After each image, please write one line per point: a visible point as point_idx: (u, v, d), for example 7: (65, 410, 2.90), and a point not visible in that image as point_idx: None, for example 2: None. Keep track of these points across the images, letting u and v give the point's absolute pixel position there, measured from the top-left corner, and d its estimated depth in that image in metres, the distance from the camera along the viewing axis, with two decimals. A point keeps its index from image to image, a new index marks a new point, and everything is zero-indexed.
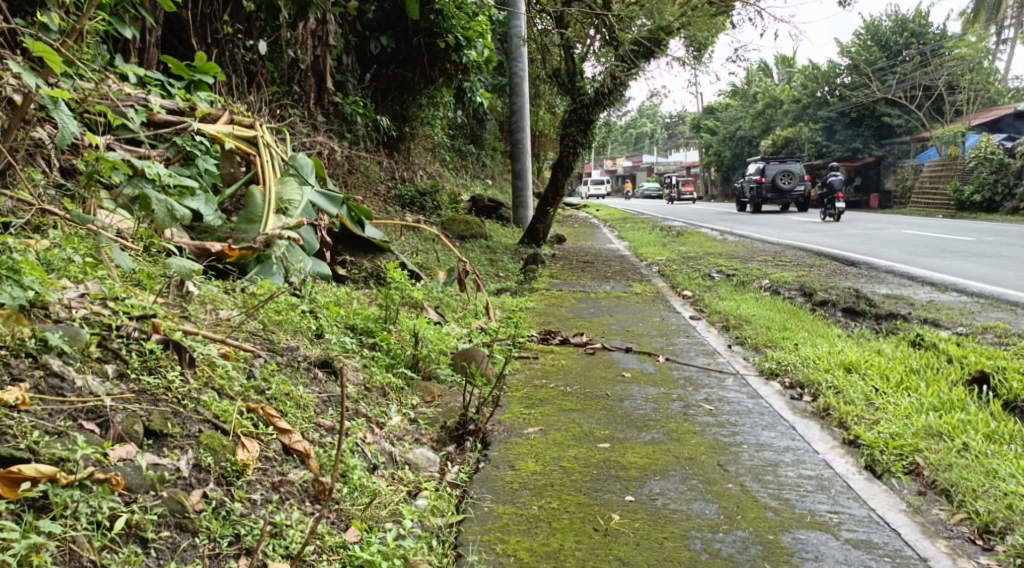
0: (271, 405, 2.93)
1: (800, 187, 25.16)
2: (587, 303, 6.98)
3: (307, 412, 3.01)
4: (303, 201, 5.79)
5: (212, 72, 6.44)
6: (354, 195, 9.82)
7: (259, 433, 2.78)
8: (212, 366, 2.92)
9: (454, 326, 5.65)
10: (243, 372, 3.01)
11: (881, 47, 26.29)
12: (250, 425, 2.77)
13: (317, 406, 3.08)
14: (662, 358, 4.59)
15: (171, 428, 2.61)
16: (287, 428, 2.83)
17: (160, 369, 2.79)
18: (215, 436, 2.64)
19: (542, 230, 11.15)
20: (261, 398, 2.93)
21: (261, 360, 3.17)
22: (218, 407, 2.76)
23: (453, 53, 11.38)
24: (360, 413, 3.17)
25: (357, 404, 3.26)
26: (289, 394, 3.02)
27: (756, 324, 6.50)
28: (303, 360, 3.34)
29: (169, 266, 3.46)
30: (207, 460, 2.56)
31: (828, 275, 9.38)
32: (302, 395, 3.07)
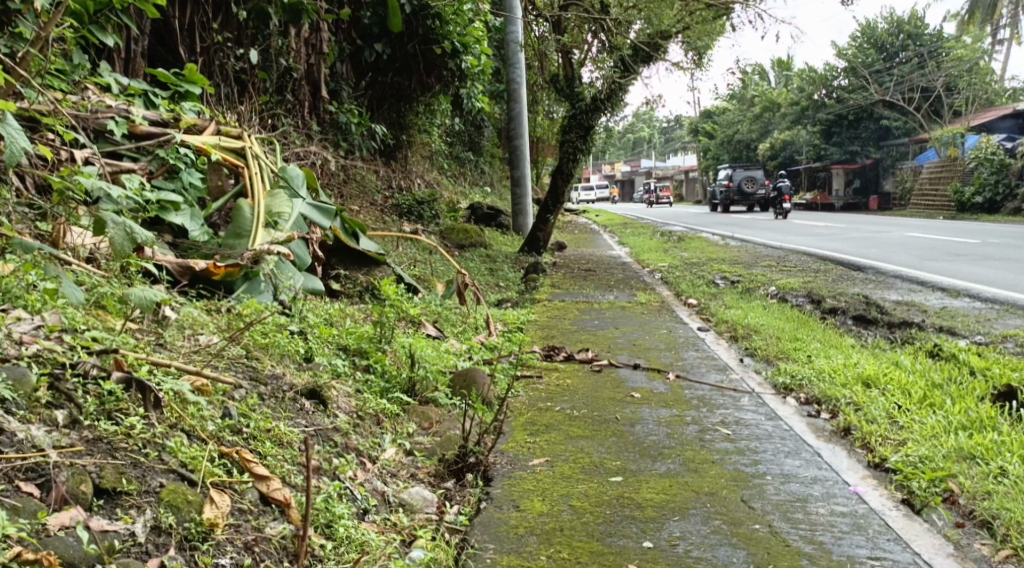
0: (248, 446, 2.67)
1: (761, 191, 27.78)
2: (591, 314, 6.74)
3: (291, 450, 2.76)
4: (294, 214, 5.56)
5: (199, 83, 6.23)
6: (349, 205, 9.60)
7: (231, 483, 2.50)
8: (182, 404, 2.68)
9: (452, 342, 5.42)
10: (219, 409, 2.76)
11: (878, 49, 26.05)
12: (221, 473, 2.51)
13: (304, 441, 2.83)
14: (673, 375, 4.35)
15: (127, 484, 2.33)
16: (265, 474, 2.53)
17: (119, 414, 2.53)
18: (178, 491, 2.37)
19: (542, 238, 10.91)
20: (239, 438, 2.69)
21: (242, 392, 2.93)
22: (186, 453, 2.51)
23: (450, 59, 11.18)
24: (351, 448, 2.93)
25: (348, 436, 3.02)
26: (270, 431, 2.77)
27: (765, 334, 6.26)
28: (289, 391, 3.10)
29: (133, 296, 3.19)
30: (168, 521, 2.29)
31: (836, 280, 9.15)
32: (287, 430, 2.83)
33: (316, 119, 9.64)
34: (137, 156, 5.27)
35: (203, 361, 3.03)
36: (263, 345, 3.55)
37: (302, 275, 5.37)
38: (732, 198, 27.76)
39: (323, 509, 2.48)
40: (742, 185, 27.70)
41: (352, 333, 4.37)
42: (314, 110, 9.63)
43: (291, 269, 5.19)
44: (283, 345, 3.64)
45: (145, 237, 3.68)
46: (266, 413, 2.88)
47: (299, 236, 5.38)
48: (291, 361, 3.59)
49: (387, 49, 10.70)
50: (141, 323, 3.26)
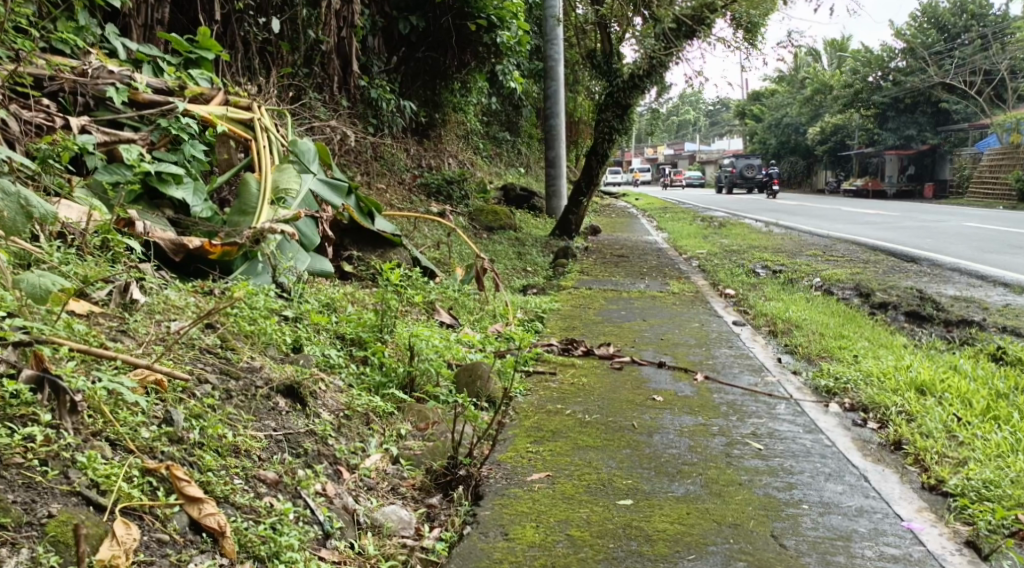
0: (183, 460, 2.35)
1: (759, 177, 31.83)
2: (618, 304, 6.34)
3: (245, 462, 2.45)
4: (303, 190, 5.26)
5: (213, 49, 5.94)
6: (376, 183, 9.31)
7: (151, 507, 2.18)
8: (114, 407, 2.37)
9: (468, 330, 5.09)
10: (158, 416, 2.43)
11: (939, 29, 24.95)
12: (139, 496, 2.17)
13: (268, 447, 2.56)
14: (700, 375, 3.95)
15: (5, 515, 1.99)
16: (196, 496, 2.22)
17: (21, 420, 2.21)
18: (70, 523, 2.04)
19: (576, 221, 10.51)
20: (178, 448, 2.37)
21: (202, 391, 2.62)
22: (100, 470, 2.18)
23: (486, 34, 10.77)
24: (324, 457, 2.66)
25: (322, 444, 2.72)
26: (219, 442, 2.45)
27: (807, 329, 5.84)
28: (262, 387, 2.79)
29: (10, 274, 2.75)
30: (49, 559, 1.96)
31: (885, 272, 8.63)
32: (248, 434, 2.55)
33: (345, 95, 9.32)
34: (138, 126, 4.99)
35: (159, 351, 2.72)
36: (245, 332, 3.28)
37: (309, 256, 5.06)
38: (737, 182, 30.91)
39: (267, 539, 2.25)
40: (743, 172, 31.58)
41: (351, 320, 4.06)
42: (343, 85, 9.31)
43: (296, 250, 4.88)
44: (263, 333, 3.33)
45: (42, 214, 3.29)
46: (222, 416, 2.55)
47: (307, 214, 5.07)
48: (272, 352, 3.27)
49: (420, 22, 10.31)
50: (106, 306, 2.96)
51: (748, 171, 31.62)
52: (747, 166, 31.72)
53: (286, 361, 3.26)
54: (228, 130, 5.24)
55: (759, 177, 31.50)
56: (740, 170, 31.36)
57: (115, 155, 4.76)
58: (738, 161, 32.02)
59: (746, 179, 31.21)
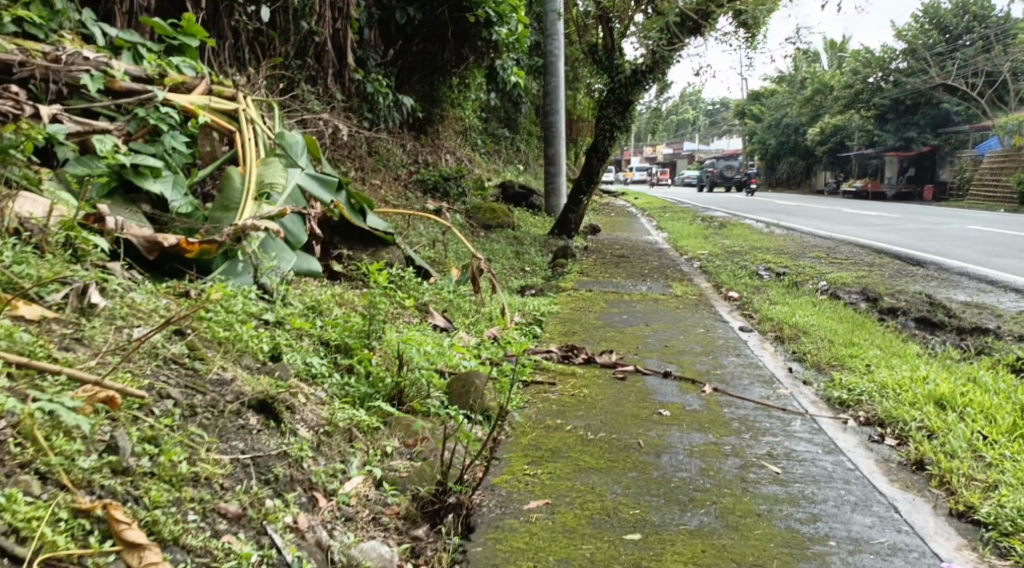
0: (126, 496, 2.10)
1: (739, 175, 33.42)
2: (620, 307, 6.10)
3: (201, 495, 2.21)
4: (290, 185, 5.01)
5: (198, 35, 5.71)
6: (370, 179, 9.07)
7: (83, 555, 1.93)
8: (49, 434, 2.12)
9: (462, 335, 4.85)
10: (102, 443, 2.18)
11: (941, 30, 24.72)
12: (69, 543, 1.93)
13: (232, 474, 2.33)
14: (708, 386, 3.71)
15: None
16: (138, 541, 1.98)
17: None
18: None
19: (575, 220, 10.27)
20: (121, 482, 2.12)
21: (159, 410, 2.38)
22: (25, 513, 1.93)
23: (484, 29, 10.52)
24: (297, 485, 2.42)
25: (294, 469, 2.47)
26: (171, 473, 2.20)
27: (815, 335, 5.62)
28: (231, 402, 2.55)
29: None
30: None
31: (892, 276, 8.40)
32: (209, 462, 2.31)
33: (339, 88, 9.05)
34: (114, 115, 4.77)
35: (114, 363, 2.48)
36: (218, 339, 3.05)
37: (295, 255, 4.81)
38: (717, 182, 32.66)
39: None
40: (724, 172, 33.23)
41: (337, 325, 3.81)
42: (338, 78, 9.05)
43: (280, 249, 4.62)
44: (237, 340, 3.08)
45: None
46: (178, 441, 2.31)
47: (293, 210, 4.82)
48: (247, 361, 3.02)
49: (418, 14, 10.04)
50: (61, 310, 2.74)
51: (729, 171, 33.17)
52: (729, 166, 33.19)
53: (262, 372, 3.02)
54: (210, 121, 4.99)
55: (739, 176, 33.06)
56: (721, 171, 33.05)
57: (88, 147, 4.53)
58: (720, 162, 33.63)
59: (728, 179, 32.43)
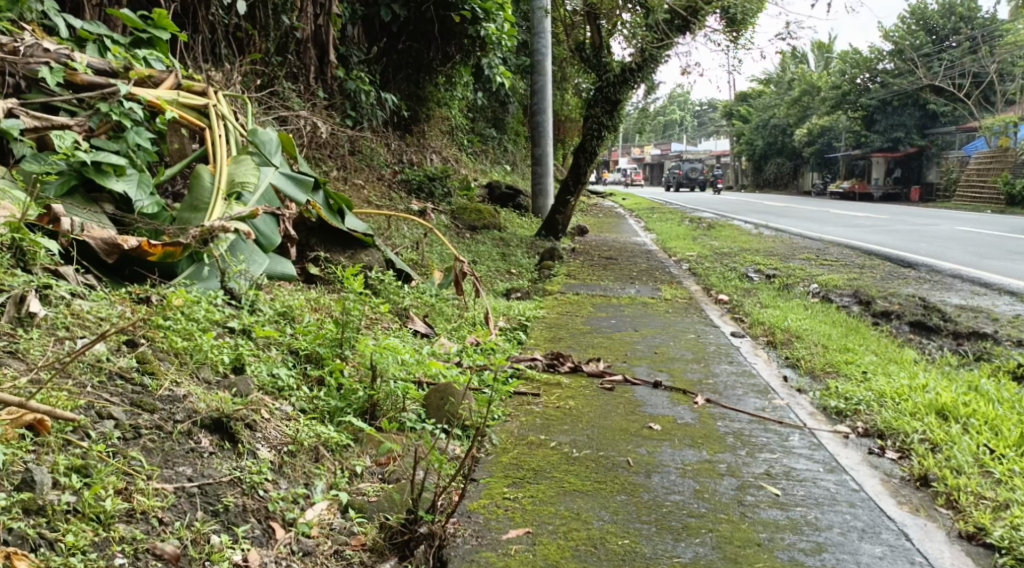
0: (39, 541, 1.92)
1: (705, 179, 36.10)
2: (608, 311, 5.91)
3: (133, 533, 2.03)
4: (262, 185, 4.79)
5: (168, 29, 5.48)
6: (352, 178, 8.85)
7: None
8: None
9: (443, 341, 4.64)
10: (16, 477, 2.00)
11: (928, 31, 24.67)
12: None
13: (174, 506, 2.14)
14: (701, 397, 3.51)
15: None
16: None
17: None
18: None
19: (562, 221, 10.08)
20: (33, 525, 1.94)
21: (90, 436, 2.21)
22: None
23: (470, 26, 10.30)
24: (247, 516, 2.23)
25: (245, 496, 2.28)
26: (94, 511, 2.02)
27: (809, 341, 5.45)
28: (179, 422, 2.38)
29: None
30: None
31: (885, 278, 8.25)
32: (148, 494, 2.13)
33: (322, 86, 8.83)
34: (74, 110, 4.56)
35: (50, 381, 2.31)
36: (176, 350, 2.87)
37: (267, 258, 4.60)
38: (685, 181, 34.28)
39: None
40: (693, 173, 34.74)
41: (307, 332, 3.59)
42: (321, 75, 8.82)
43: (251, 251, 4.40)
44: (196, 351, 2.89)
45: None
46: (112, 469, 2.14)
47: (265, 211, 4.61)
48: (205, 374, 2.82)
49: (403, 11, 9.82)
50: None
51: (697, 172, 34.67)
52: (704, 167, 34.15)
53: (222, 386, 2.81)
54: (178, 116, 4.78)
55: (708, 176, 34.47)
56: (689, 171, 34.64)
57: (47, 144, 4.33)
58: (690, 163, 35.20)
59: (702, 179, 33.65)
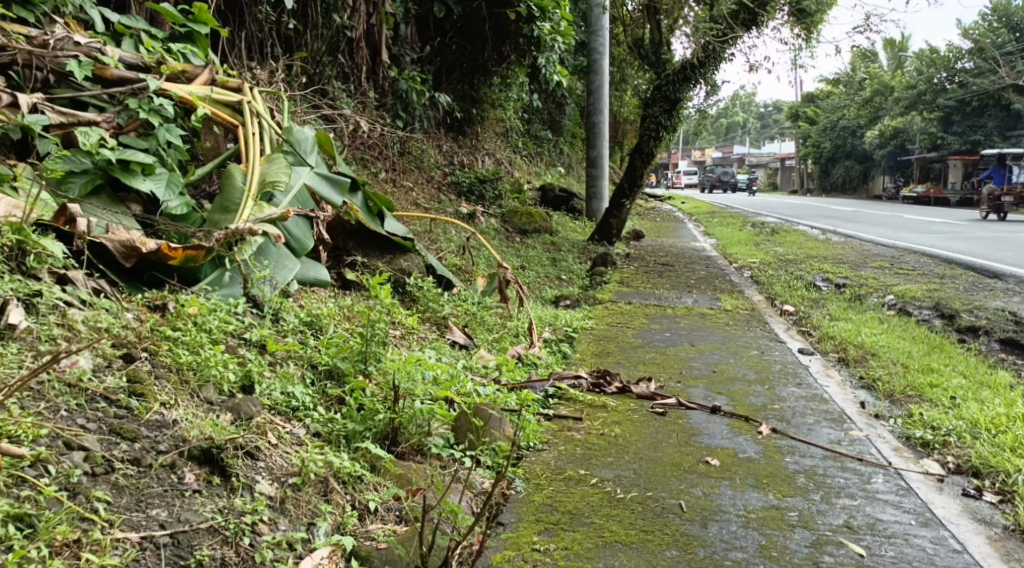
0: None
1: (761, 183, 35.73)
2: (662, 322, 5.53)
3: None
4: (295, 186, 4.57)
5: (210, 23, 5.20)
6: (401, 180, 8.61)
7: None
8: None
9: (486, 356, 4.35)
10: None
11: (1011, 29, 23.56)
12: None
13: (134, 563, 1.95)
14: (765, 426, 3.13)
15: None
16: None
17: None
18: None
19: (617, 225, 9.72)
20: None
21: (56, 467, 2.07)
22: None
23: (525, 24, 9.97)
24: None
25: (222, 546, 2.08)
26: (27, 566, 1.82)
27: (885, 360, 5.03)
28: (160, 454, 2.23)
29: None
30: None
31: (968, 291, 7.72)
32: (105, 547, 1.94)
33: (372, 86, 8.60)
34: (104, 106, 4.30)
35: (17, 405, 2.18)
36: (180, 365, 2.60)
37: (299, 263, 4.37)
38: None
39: None
40: None
41: (331, 346, 3.33)
42: (372, 75, 8.59)
43: (280, 256, 4.15)
44: (206, 365, 2.61)
45: None
46: (65, 516, 1.96)
47: (296, 213, 4.38)
48: (207, 394, 2.54)
49: (456, 9, 9.54)
50: None
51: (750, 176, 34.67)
52: None
53: (225, 409, 2.53)
54: (210, 114, 4.53)
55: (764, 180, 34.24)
56: None
57: (73, 141, 4.07)
58: None
59: None
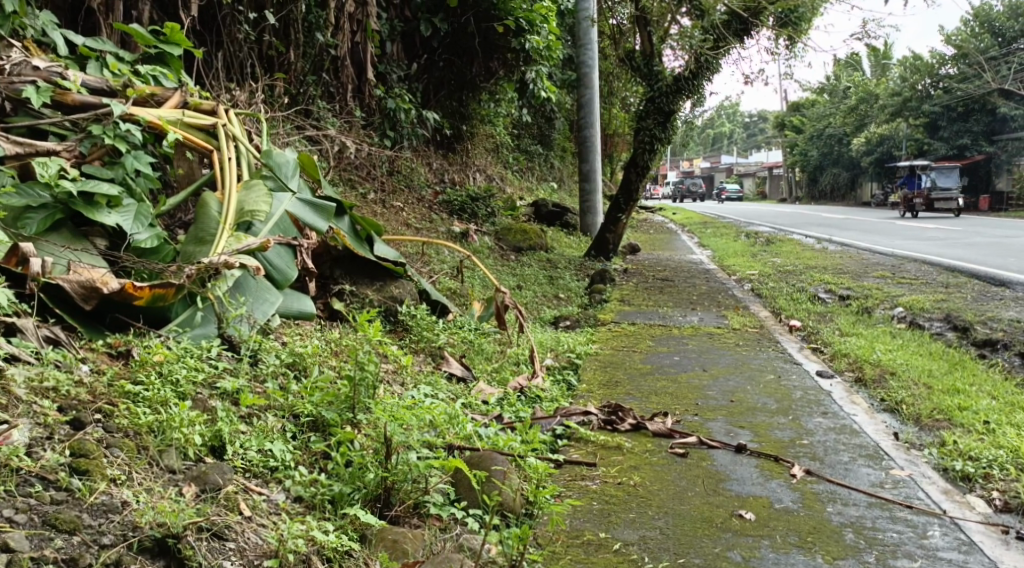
0: None
1: None
2: (670, 344, 5.23)
3: None
4: (275, 213, 4.27)
5: (181, 43, 4.88)
6: (390, 201, 8.31)
7: None
8: None
9: (487, 391, 4.04)
10: None
11: (995, 34, 23.43)
12: None
13: None
14: (796, 467, 2.84)
15: None
16: None
17: None
18: None
19: (613, 240, 9.44)
20: None
21: None
22: None
23: (513, 38, 9.69)
24: None
25: None
26: None
27: (908, 381, 4.75)
28: (105, 549, 2.00)
29: None
30: None
31: (977, 301, 7.45)
32: None
33: (358, 105, 8.31)
34: (65, 134, 3.99)
35: None
36: (139, 428, 2.39)
37: (281, 296, 4.04)
38: None
39: None
40: None
41: (317, 392, 3.03)
42: (358, 94, 8.29)
43: (260, 289, 3.82)
44: (171, 429, 2.39)
45: None
46: None
47: (277, 243, 4.06)
48: (169, 462, 2.32)
49: (443, 24, 9.25)
50: None
51: None
52: None
53: (189, 479, 2.29)
54: (182, 138, 4.22)
55: None
56: None
57: (31, 173, 3.75)
58: None
59: None
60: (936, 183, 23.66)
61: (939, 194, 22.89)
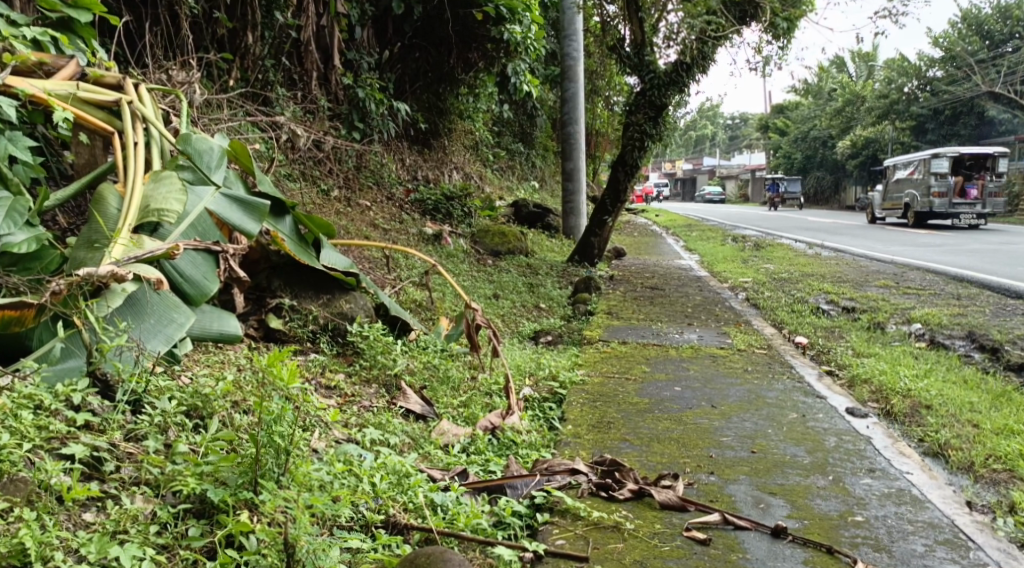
0: None
1: None
2: (668, 369, 4.46)
3: None
4: (191, 213, 3.51)
5: (92, 8, 4.05)
6: (356, 198, 7.51)
7: None
8: None
9: (447, 438, 3.26)
10: None
11: (983, 37, 22.77)
12: None
13: None
14: (860, 563, 2.27)
15: None
16: None
17: None
18: None
19: (598, 244, 8.70)
20: None
21: None
22: None
23: (492, 27, 8.83)
24: None
25: None
26: None
27: (957, 415, 3.98)
28: None
29: None
30: None
31: (997, 317, 6.74)
32: None
33: (323, 94, 7.51)
34: None
35: None
36: None
37: (195, 315, 3.28)
38: None
39: None
40: None
41: (214, 454, 2.34)
42: (323, 81, 7.53)
43: (165, 307, 3.06)
44: None
45: None
46: None
47: (189, 248, 3.32)
48: None
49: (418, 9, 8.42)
50: None
51: None
52: None
53: None
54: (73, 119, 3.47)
55: None
56: None
57: None
58: None
59: None
60: (790, 187, 33.19)
61: (789, 196, 32.44)
